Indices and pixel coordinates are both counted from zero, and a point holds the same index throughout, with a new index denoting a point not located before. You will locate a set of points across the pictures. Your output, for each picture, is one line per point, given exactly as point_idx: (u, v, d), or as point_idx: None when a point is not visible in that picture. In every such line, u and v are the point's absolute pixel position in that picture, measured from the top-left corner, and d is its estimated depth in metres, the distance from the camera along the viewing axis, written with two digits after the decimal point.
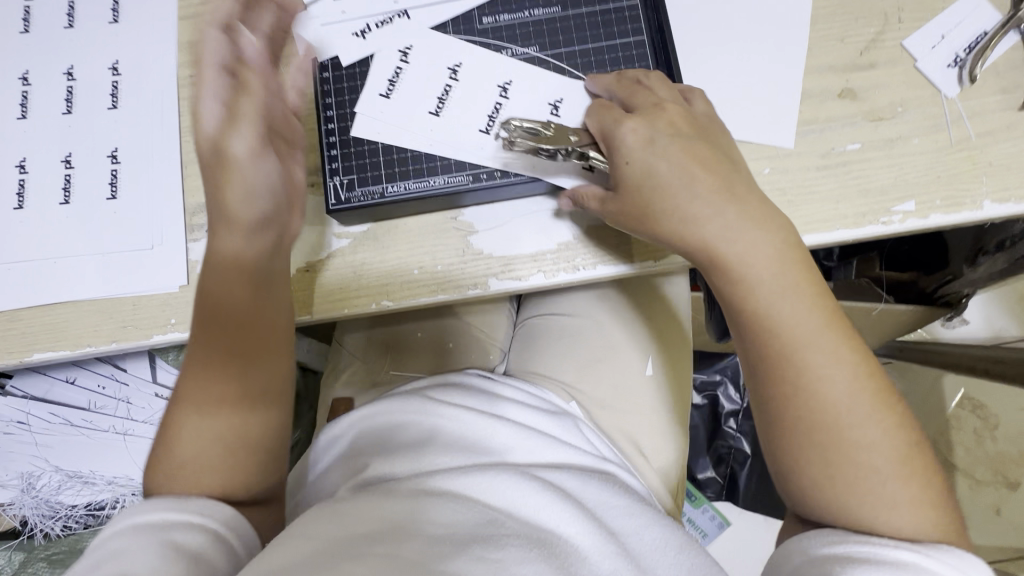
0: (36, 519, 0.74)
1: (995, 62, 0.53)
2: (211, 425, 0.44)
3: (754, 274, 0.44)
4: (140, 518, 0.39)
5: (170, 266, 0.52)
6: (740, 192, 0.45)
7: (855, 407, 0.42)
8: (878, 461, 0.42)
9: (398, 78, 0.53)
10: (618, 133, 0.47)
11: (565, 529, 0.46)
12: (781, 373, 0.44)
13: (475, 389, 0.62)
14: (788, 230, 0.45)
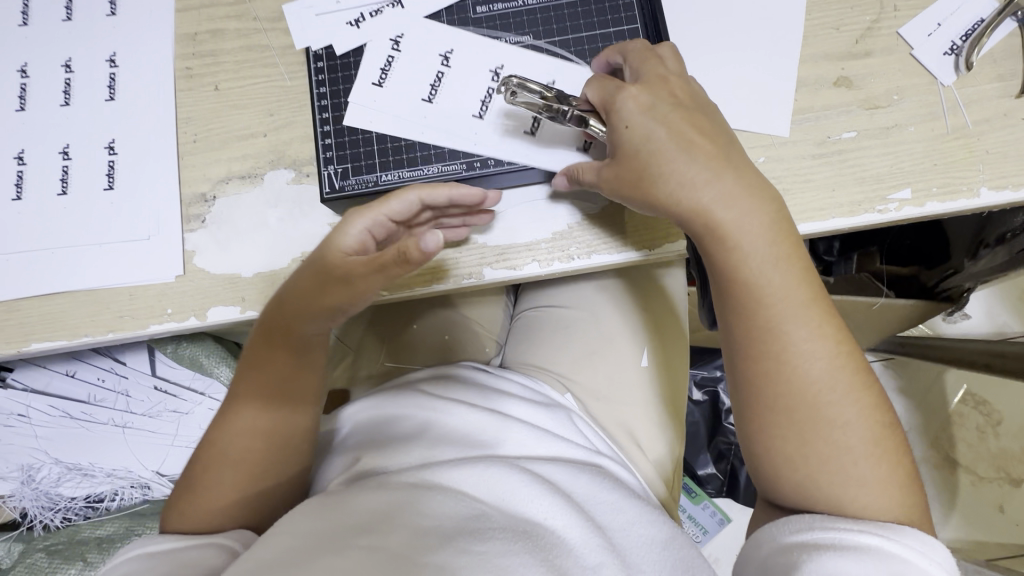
0: (35, 511, 0.73)
1: (992, 50, 0.53)
2: (239, 458, 0.48)
3: (742, 245, 0.44)
4: (144, 545, 0.44)
5: (167, 256, 0.52)
6: (731, 167, 0.45)
7: (833, 388, 0.42)
8: (852, 443, 0.42)
9: (389, 67, 0.53)
10: (620, 100, 0.47)
11: (553, 522, 0.46)
12: (761, 351, 0.44)
13: (471, 382, 0.62)
14: (777, 204, 0.45)
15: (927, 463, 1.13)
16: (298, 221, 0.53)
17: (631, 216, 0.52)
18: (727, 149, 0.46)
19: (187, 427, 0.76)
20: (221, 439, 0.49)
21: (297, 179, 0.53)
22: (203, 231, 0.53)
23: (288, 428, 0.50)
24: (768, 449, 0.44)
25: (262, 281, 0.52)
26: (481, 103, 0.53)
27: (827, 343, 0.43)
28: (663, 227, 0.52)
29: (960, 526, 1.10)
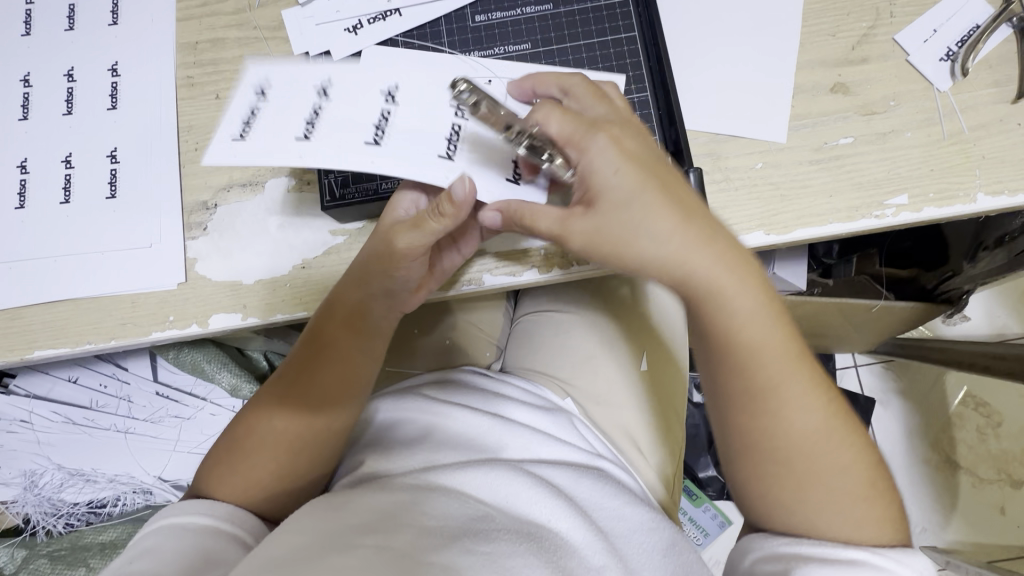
0: (38, 517, 0.74)
1: (988, 56, 0.53)
2: (285, 436, 0.50)
3: (739, 311, 0.43)
4: (178, 517, 0.45)
5: (169, 264, 0.53)
6: (714, 226, 0.43)
7: (825, 438, 0.44)
8: (844, 488, 0.44)
9: (254, 116, 0.43)
10: (591, 150, 0.41)
11: (555, 523, 0.47)
12: (757, 409, 0.44)
13: (473, 387, 0.62)
14: (759, 266, 0.44)
15: (928, 465, 1.13)
16: (299, 228, 0.53)
17: None
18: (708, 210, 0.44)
19: (189, 432, 0.76)
20: (269, 413, 0.50)
21: (297, 187, 0.54)
22: (204, 239, 0.53)
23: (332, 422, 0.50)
24: (765, 494, 0.45)
25: (264, 287, 0.53)
26: (446, 141, 0.45)
27: (817, 397, 0.44)
28: None
29: (962, 528, 1.10)
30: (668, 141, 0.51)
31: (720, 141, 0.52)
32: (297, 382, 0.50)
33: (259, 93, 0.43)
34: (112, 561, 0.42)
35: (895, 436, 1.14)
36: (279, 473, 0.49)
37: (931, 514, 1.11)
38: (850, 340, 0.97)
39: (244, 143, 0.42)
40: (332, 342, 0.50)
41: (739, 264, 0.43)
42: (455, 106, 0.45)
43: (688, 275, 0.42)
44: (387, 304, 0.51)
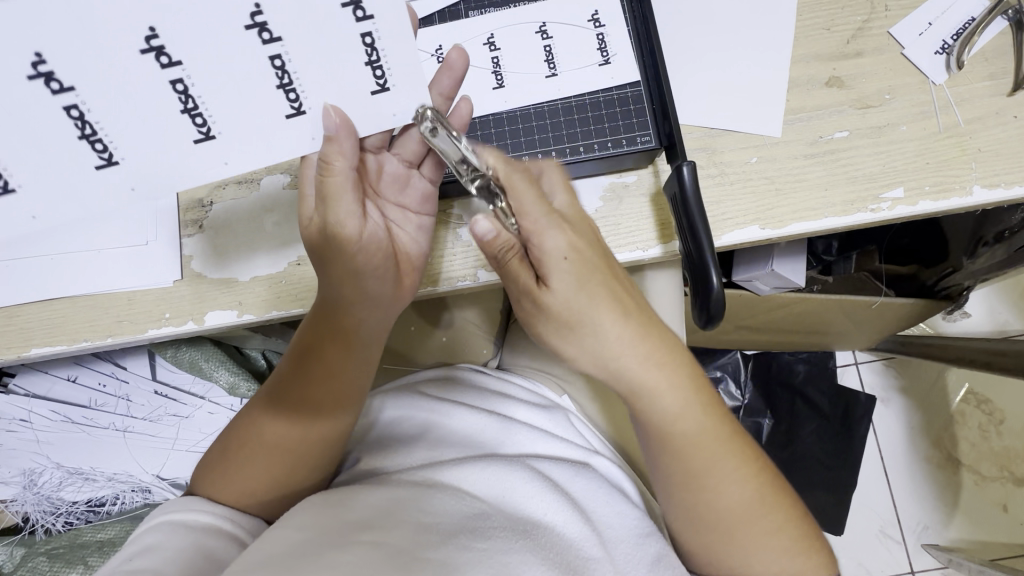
0: (36, 516, 0.74)
1: (983, 49, 0.53)
2: (276, 449, 0.49)
3: (664, 409, 0.46)
4: (176, 516, 0.46)
5: (165, 262, 0.53)
6: (644, 314, 0.46)
7: (756, 506, 0.48)
8: (775, 549, 0.48)
9: (88, 122, 0.37)
10: (540, 242, 0.42)
11: (552, 519, 0.47)
12: (691, 489, 0.48)
13: (470, 383, 0.62)
14: (680, 349, 0.47)
15: (930, 462, 1.12)
16: (294, 224, 0.54)
17: (624, 217, 0.53)
18: (645, 305, 0.47)
19: (187, 431, 0.76)
20: (262, 425, 0.49)
21: (293, 183, 0.54)
22: (199, 236, 0.53)
23: (326, 429, 0.49)
24: (711, 555, 0.49)
25: (261, 284, 0.53)
26: (370, 69, 0.40)
27: (746, 471, 0.48)
28: (658, 229, 0.52)
29: (964, 526, 1.10)
30: (661, 134, 0.51)
31: (714, 136, 0.52)
32: (286, 396, 0.49)
33: (103, 155, 0.38)
34: (113, 558, 0.43)
35: (896, 433, 1.14)
36: (271, 486, 0.49)
37: (932, 512, 1.10)
38: (851, 337, 0.97)
39: (121, 171, 0.39)
40: (323, 357, 0.48)
41: (666, 362, 0.46)
42: (350, 3, 0.38)
43: (618, 372, 0.45)
44: (378, 312, 0.49)
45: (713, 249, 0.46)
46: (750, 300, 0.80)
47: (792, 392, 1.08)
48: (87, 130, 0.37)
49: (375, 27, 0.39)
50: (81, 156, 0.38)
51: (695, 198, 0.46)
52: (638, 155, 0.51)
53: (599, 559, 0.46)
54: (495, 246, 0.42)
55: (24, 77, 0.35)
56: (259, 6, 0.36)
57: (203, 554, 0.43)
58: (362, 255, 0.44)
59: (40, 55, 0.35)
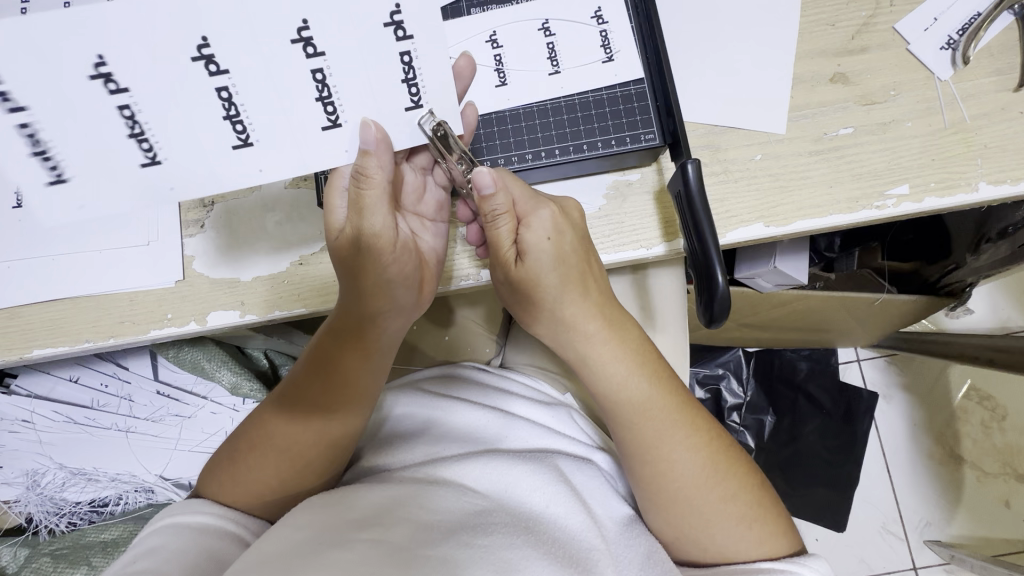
0: (40, 516, 0.74)
1: (989, 44, 0.53)
2: (288, 453, 0.48)
3: (614, 377, 0.50)
4: (178, 518, 0.46)
5: (167, 261, 0.53)
6: (605, 298, 0.51)
7: (712, 473, 0.50)
8: (731, 517, 0.49)
9: (136, 123, 0.37)
10: (527, 225, 0.47)
11: (552, 511, 0.47)
12: (646, 460, 0.50)
13: (474, 381, 0.62)
14: (634, 328, 0.53)
15: (932, 459, 1.12)
16: (297, 224, 0.53)
17: (627, 215, 0.52)
18: (607, 291, 0.52)
19: (190, 430, 0.76)
20: (274, 429, 0.49)
21: (294, 182, 0.54)
22: (201, 236, 0.53)
23: (344, 436, 0.50)
24: (677, 532, 0.50)
25: (263, 285, 0.52)
26: (406, 86, 0.40)
27: (698, 439, 0.50)
28: (661, 227, 0.52)
29: (967, 522, 1.10)
30: (665, 132, 0.50)
31: (718, 133, 0.52)
32: (301, 400, 0.49)
33: (150, 154, 0.38)
34: (115, 561, 0.43)
35: (898, 430, 1.14)
36: (280, 487, 0.49)
37: (935, 508, 1.10)
38: (854, 333, 0.97)
39: (163, 171, 0.38)
40: (341, 365, 0.48)
41: (616, 336, 0.51)
42: (392, 22, 0.38)
43: (574, 341, 0.51)
44: (399, 318, 0.49)
45: (719, 249, 0.46)
46: (753, 297, 0.80)
47: (795, 389, 1.08)
48: (137, 130, 0.37)
49: (414, 46, 0.39)
50: (125, 154, 0.37)
51: (700, 196, 0.46)
52: (642, 153, 0.51)
53: (599, 549, 0.46)
54: (489, 203, 0.45)
55: (84, 77, 0.35)
56: (307, 21, 0.36)
57: (206, 554, 0.43)
58: (394, 267, 0.45)
59: (103, 57, 0.35)
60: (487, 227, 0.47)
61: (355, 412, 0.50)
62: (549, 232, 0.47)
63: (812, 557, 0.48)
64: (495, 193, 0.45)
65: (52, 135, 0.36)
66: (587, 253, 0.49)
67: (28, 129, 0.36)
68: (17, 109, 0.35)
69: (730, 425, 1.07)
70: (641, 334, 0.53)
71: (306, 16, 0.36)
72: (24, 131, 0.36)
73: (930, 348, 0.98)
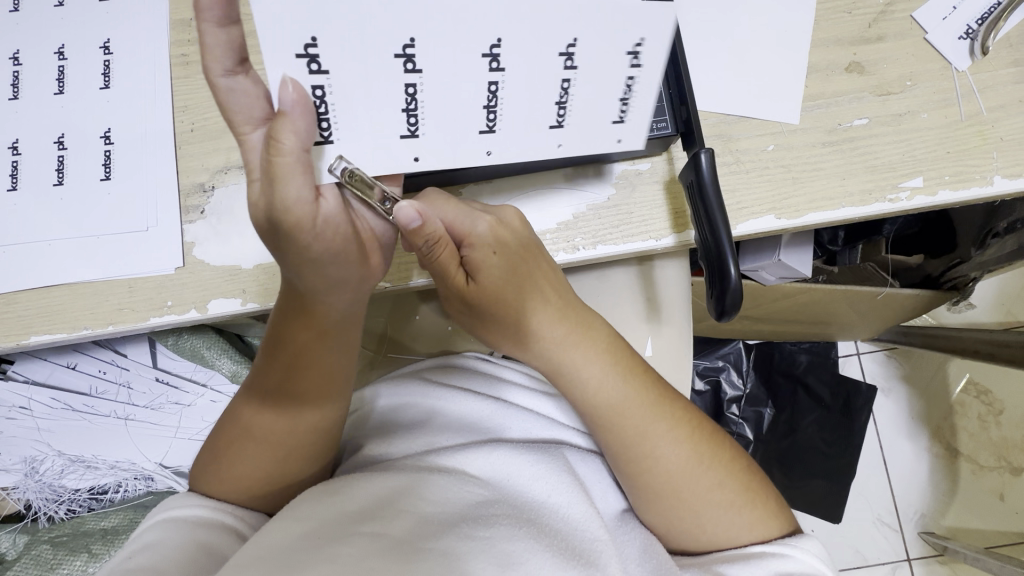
0: (39, 503, 0.74)
1: (1008, 34, 0.52)
2: (266, 442, 0.49)
3: (588, 381, 0.50)
4: (176, 513, 0.46)
5: (166, 246, 0.52)
6: (574, 302, 0.51)
7: (693, 465, 0.50)
8: (721, 505, 0.49)
9: (415, 106, 0.38)
10: (472, 236, 0.46)
11: (555, 500, 0.47)
12: (629, 456, 0.50)
13: (465, 370, 0.61)
14: (605, 326, 0.52)
15: (929, 452, 1.13)
16: None
17: (636, 206, 0.52)
18: (569, 291, 0.51)
19: (189, 419, 0.76)
20: (249, 420, 0.49)
21: None
22: (202, 223, 0.52)
23: (318, 422, 0.49)
24: (668, 525, 0.50)
25: (263, 272, 0.52)
26: (620, 103, 0.41)
27: (679, 432, 0.50)
28: (671, 217, 0.51)
29: (963, 516, 1.11)
30: (678, 120, 0.49)
31: (728, 122, 0.51)
32: (274, 389, 0.48)
33: (413, 129, 0.39)
34: (111, 560, 0.43)
35: (896, 423, 1.14)
36: (270, 476, 0.49)
37: (930, 501, 1.11)
38: (856, 327, 0.97)
39: (417, 143, 0.40)
40: (304, 350, 0.47)
41: (584, 336, 0.50)
42: (633, 52, 0.38)
43: (543, 352, 0.50)
44: (339, 298, 0.45)
45: (731, 239, 0.45)
46: (755, 289, 0.79)
47: (794, 381, 1.08)
48: (411, 105, 0.38)
49: (640, 75, 0.39)
50: (392, 125, 0.39)
51: (714, 186, 0.45)
52: (653, 141, 0.50)
53: (602, 540, 0.46)
54: (421, 233, 0.42)
55: (391, 55, 0.35)
56: (577, 39, 0.37)
57: (203, 549, 0.43)
58: (316, 245, 0.39)
59: (413, 41, 0.35)
60: (428, 257, 0.44)
61: (330, 399, 0.49)
62: (493, 247, 0.45)
63: (807, 539, 0.48)
64: (425, 222, 0.41)
65: (339, 99, 0.36)
66: (539, 256, 0.48)
67: (316, 90, 0.36)
68: (320, 73, 0.35)
69: (728, 418, 1.07)
70: (612, 329, 0.53)
71: (580, 34, 0.37)
72: (313, 91, 0.36)
73: (932, 342, 0.98)
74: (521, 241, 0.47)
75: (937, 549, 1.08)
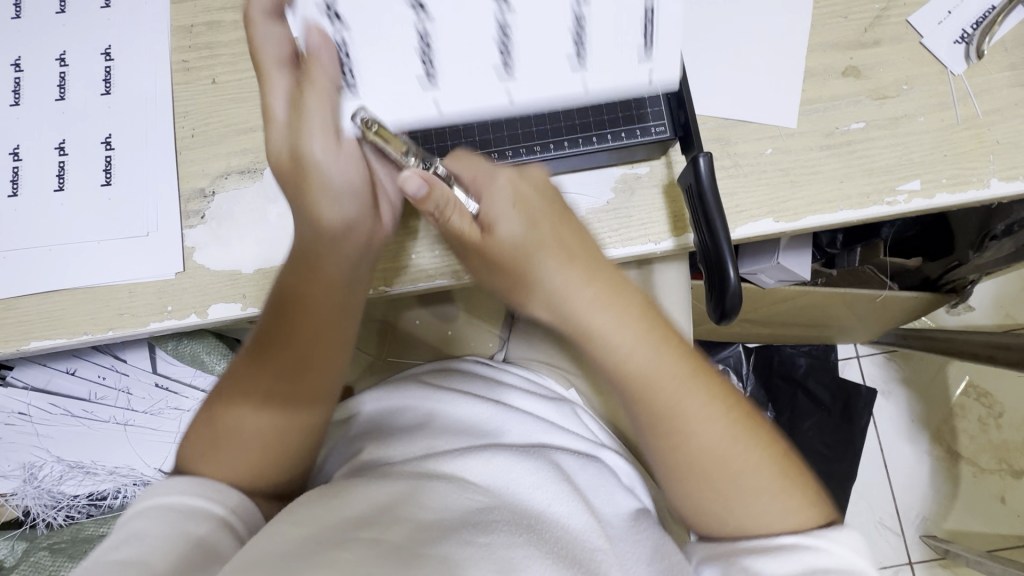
0: (38, 509, 0.73)
1: (1003, 38, 0.52)
2: (262, 412, 0.48)
3: (619, 349, 0.47)
4: (162, 502, 0.43)
5: (167, 250, 0.52)
6: (603, 265, 0.47)
7: (726, 440, 0.48)
8: (755, 484, 0.48)
9: (440, 61, 0.46)
10: (495, 197, 0.45)
11: (555, 510, 0.47)
12: (662, 427, 0.49)
13: (469, 373, 0.62)
14: (636, 290, 0.49)
15: (930, 455, 1.13)
16: None
17: (635, 211, 0.52)
18: (599, 254, 0.48)
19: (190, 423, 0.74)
20: (246, 390, 0.49)
21: None
22: (202, 228, 0.52)
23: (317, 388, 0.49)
24: (699, 500, 0.49)
25: (263, 277, 0.52)
26: (643, 35, 0.46)
27: (711, 403, 0.49)
28: (671, 222, 0.52)
29: (965, 519, 1.10)
30: (676, 125, 0.49)
31: (725, 126, 0.51)
32: (275, 357, 0.48)
33: (435, 76, 0.46)
34: (94, 550, 0.40)
35: (897, 426, 1.14)
36: (263, 450, 0.48)
37: (933, 503, 1.11)
38: (856, 330, 0.97)
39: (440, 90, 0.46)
40: (307, 310, 0.48)
41: (616, 301, 0.47)
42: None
43: (576, 324, 0.47)
44: (346, 263, 0.47)
45: (730, 243, 0.46)
46: (756, 293, 0.79)
47: (794, 384, 1.07)
48: (428, 51, 0.45)
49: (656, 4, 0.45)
50: (420, 68, 0.46)
51: (712, 190, 0.45)
52: (651, 146, 0.50)
53: (603, 549, 0.45)
54: (428, 202, 0.41)
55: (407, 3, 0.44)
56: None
57: (194, 546, 0.40)
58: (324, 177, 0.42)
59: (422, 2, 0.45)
60: (441, 224, 0.44)
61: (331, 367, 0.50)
62: (516, 207, 0.45)
63: (839, 528, 0.47)
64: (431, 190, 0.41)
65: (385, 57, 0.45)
66: (566, 221, 0.47)
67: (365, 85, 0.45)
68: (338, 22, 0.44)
69: None
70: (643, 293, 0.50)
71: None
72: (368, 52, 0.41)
73: (930, 345, 0.98)
74: (547, 203, 0.46)
75: (938, 552, 1.08)
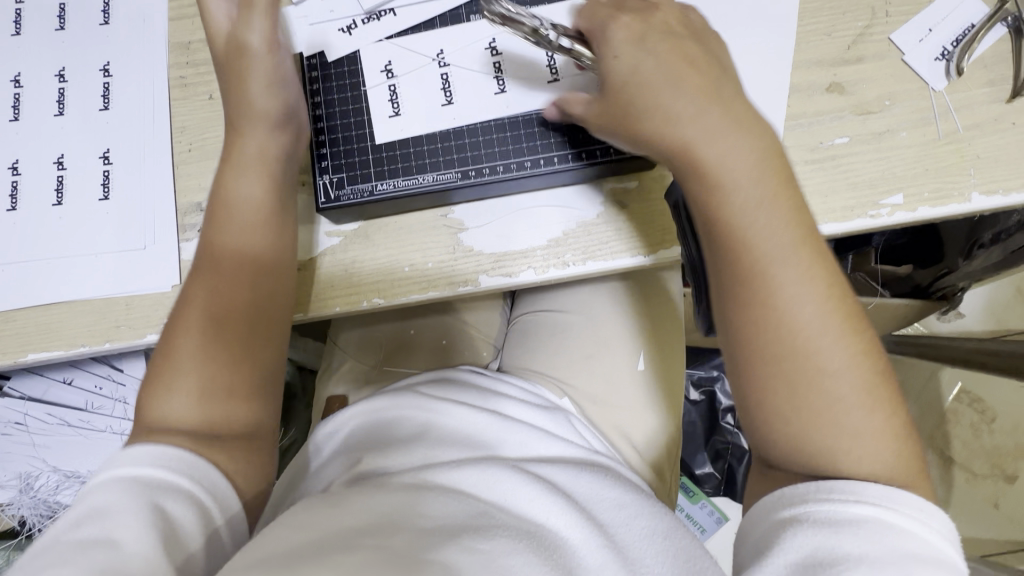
0: (33, 519, 0.74)
1: (982, 55, 0.53)
2: (208, 331, 0.45)
3: (728, 183, 0.42)
4: (124, 471, 0.39)
5: (164, 263, 0.52)
6: (733, 100, 0.45)
7: (824, 327, 0.40)
8: (846, 386, 0.40)
9: (447, 84, 0.54)
10: (610, 32, 0.47)
11: (554, 522, 0.46)
12: (751, 290, 0.42)
13: (467, 385, 0.62)
14: (771, 131, 0.44)
15: None
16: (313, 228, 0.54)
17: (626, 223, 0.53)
18: (723, 88, 0.45)
19: None
20: (191, 317, 0.46)
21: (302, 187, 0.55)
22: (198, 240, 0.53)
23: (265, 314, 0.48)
24: (763, 403, 0.41)
25: None
26: None
27: (817, 273, 0.41)
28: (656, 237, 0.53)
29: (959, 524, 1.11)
30: None
31: None
32: (220, 279, 0.47)
33: (447, 96, 0.53)
34: (55, 522, 0.37)
35: None
36: (212, 372, 0.44)
37: None
38: None
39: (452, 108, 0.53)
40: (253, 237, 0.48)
41: (732, 122, 0.43)
42: None
43: (672, 146, 0.44)
44: (252, 239, 0.48)
45: None
46: None
47: None
48: (445, 86, 0.54)
49: None
50: (431, 96, 0.53)
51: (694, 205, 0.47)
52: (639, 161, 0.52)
53: (606, 562, 0.44)
54: (575, 105, 0.49)
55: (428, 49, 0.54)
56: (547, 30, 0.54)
57: (160, 525, 0.36)
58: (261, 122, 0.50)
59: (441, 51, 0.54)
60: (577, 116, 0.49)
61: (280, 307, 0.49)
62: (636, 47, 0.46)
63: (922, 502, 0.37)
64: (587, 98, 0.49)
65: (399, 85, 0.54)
66: (697, 66, 0.45)
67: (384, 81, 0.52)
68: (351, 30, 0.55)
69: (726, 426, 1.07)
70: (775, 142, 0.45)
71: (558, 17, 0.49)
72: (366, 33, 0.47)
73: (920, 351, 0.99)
74: (677, 34, 0.48)
75: None
